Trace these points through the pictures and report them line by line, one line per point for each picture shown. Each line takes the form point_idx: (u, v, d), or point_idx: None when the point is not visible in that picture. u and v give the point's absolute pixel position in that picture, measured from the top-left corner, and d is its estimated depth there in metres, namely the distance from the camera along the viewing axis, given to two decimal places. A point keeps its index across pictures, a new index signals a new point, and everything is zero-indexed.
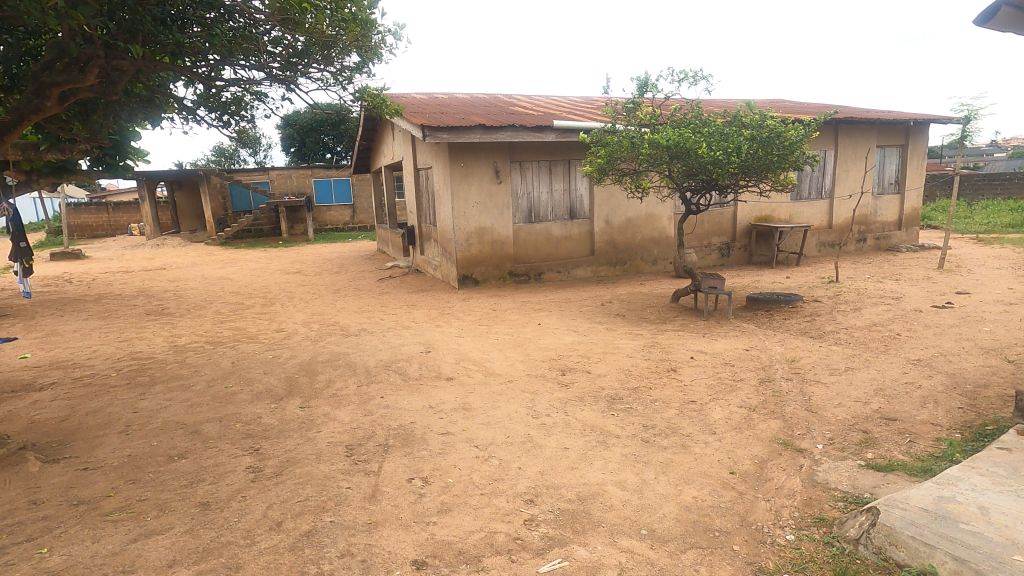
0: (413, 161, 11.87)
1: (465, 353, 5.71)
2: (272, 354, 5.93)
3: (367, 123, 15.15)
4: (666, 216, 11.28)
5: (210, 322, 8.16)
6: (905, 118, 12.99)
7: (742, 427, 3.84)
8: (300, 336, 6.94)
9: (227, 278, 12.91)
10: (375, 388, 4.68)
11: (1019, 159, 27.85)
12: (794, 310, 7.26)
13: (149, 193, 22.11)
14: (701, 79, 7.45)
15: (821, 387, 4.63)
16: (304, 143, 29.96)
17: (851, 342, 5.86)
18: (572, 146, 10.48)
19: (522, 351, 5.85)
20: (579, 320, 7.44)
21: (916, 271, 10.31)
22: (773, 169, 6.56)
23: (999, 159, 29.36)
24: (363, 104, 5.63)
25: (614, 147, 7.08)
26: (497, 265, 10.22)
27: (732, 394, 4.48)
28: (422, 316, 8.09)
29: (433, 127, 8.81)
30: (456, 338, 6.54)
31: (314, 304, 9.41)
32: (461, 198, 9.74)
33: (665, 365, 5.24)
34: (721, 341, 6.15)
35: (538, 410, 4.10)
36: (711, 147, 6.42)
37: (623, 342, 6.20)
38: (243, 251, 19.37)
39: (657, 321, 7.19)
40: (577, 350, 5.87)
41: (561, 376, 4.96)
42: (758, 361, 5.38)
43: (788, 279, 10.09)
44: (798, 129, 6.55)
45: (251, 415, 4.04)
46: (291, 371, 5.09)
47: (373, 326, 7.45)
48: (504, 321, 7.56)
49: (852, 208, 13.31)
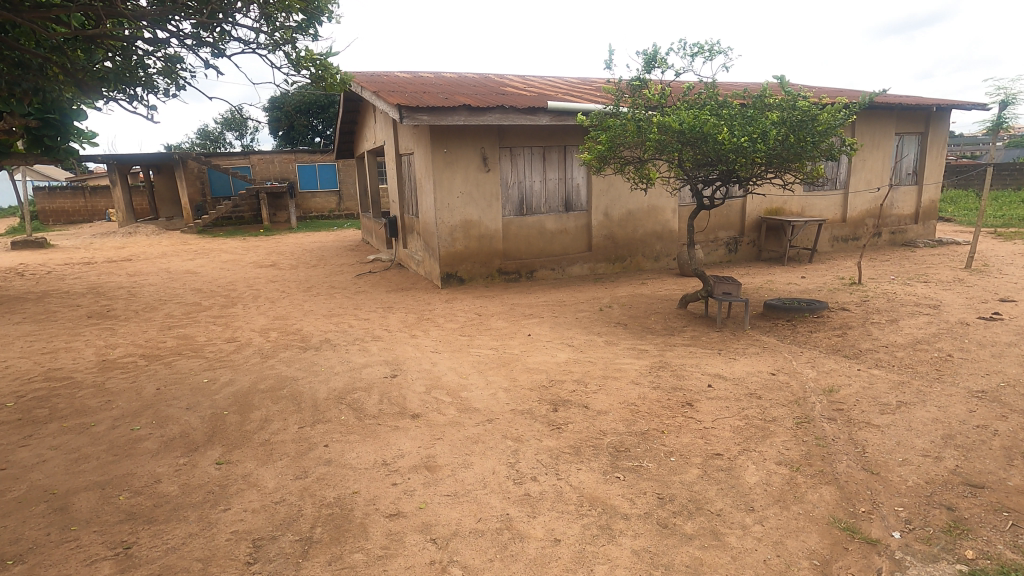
0: (395, 146, 10.86)
1: (437, 378, 4.78)
2: (210, 377, 4.96)
3: (348, 103, 14.06)
4: (669, 208, 10.34)
5: (156, 329, 7.16)
6: (927, 103, 12.05)
7: (787, 500, 2.93)
8: (251, 350, 5.97)
9: (193, 272, 11.85)
10: (319, 432, 3.74)
11: (1018, 149, 27.17)
12: (819, 320, 6.35)
13: (121, 177, 20.92)
14: (718, 53, 6.47)
15: (875, 433, 3.72)
16: (292, 126, 28.86)
17: (895, 365, 4.97)
18: (568, 130, 9.48)
19: (506, 375, 4.94)
20: (575, 330, 6.51)
21: (943, 271, 9.42)
22: (805, 159, 5.58)
23: (999, 148, 28.68)
24: (316, 78, 4.63)
25: (617, 132, 6.19)
26: (485, 263, 9.26)
27: (766, 443, 3.56)
28: (397, 323, 7.14)
29: (411, 108, 7.79)
30: (431, 354, 5.60)
31: (279, 307, 8.43)
32: (444, 187, 8.76)
33: (679, 398, 4.32)
34: (741, 362, 5.25)
35: (521, 470, 3.19)
36: (732, 132, 5.46)
37: (626, 361, 5.27)
38: (219, 240, 18.31)
39: (664, 333, 6.28)
40: (572, 372, 4.95)
41: (553, 414, 4.04)
42: (789, 391, 4.47)
43: (804, 280, 9.19)
44: (835, 113, 5.55)
45: (149, 478, 3.08)
46: (221, 404, 4.14)
47: (339, 336, 6.49)
48: (489, 331, 6.62)
49: (868, 200, 12.42)
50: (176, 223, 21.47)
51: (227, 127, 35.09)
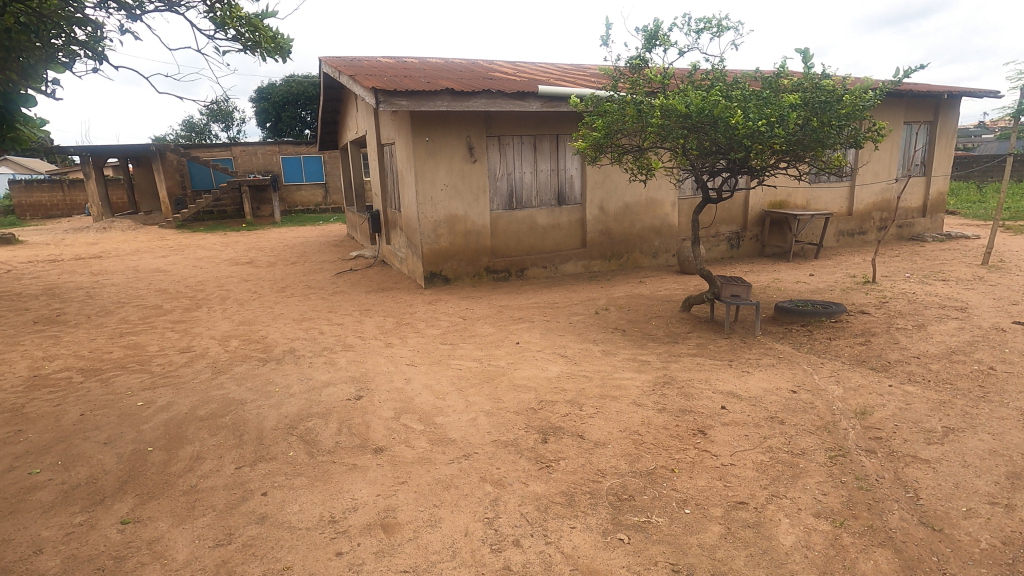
0: (377, 135, 10.17)
1: (410, 400, 4.14)
2: (148, 397, 4.29)
3: (329, 91, 13.30)
4: (669, 201, 9.71)
5: (105, 337, 6.46)
6: (937, 91, 11.47)
7: (835, 572, 2.33)
8: (203, 363, 5.30)
9: (162, 271, 11.11)
10: (259, 475, 3.09)
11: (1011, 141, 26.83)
12: (838, 325, 5.75)
13: (96, 170, 20.04)
14: (727, 29, 5.82)
15: (925, 470, 3.12)
16: (280, 118, 28.13)
17: (931, 381, 4.37)
18: (560, 117, 8.82)
19: (489, 394, 4.31)
20: (568, 337, 5.87)
21: (959, 268, 8.85)
22: (828, 147, 4.94)
23: (990, 141, 28.53)
24: (257, 48, 4.02)
25: (614, 117, 5.57)
26: (472, 261, 8.61)
27: (798, 486, 2.95)
28: (373, 329, 6.48)
29: (388, 92, 7.11)
30: (405, 368, 4.95)
31: (247, 310, 7.75)
32: (427, 180, 8.09)
33: (688, 424, 3.71)
34: (756, 376, 4.63)
35: (501, 531, 2.57)
36: (746, 115, 4.81)
37: (625, 377, 4.64)
38: (198, 236, 17.53)
39: (667, 340, 5.67)
40: (565, 391, 4.31)
41: (542, 447, 3.42)
42: (816, 415, 3.86)
43: (812, 278, 8.59)
44: (861, 93, 4.89)
45: (27, 548, 2.45)
46: (147, 436, 3.48)
47: (306, 345, 5.82)
48: (473, 338, 5.97)
49: (875, 192, 11.84)
50: (154, 218, 20.64)
51: (212, 118, 34.24)
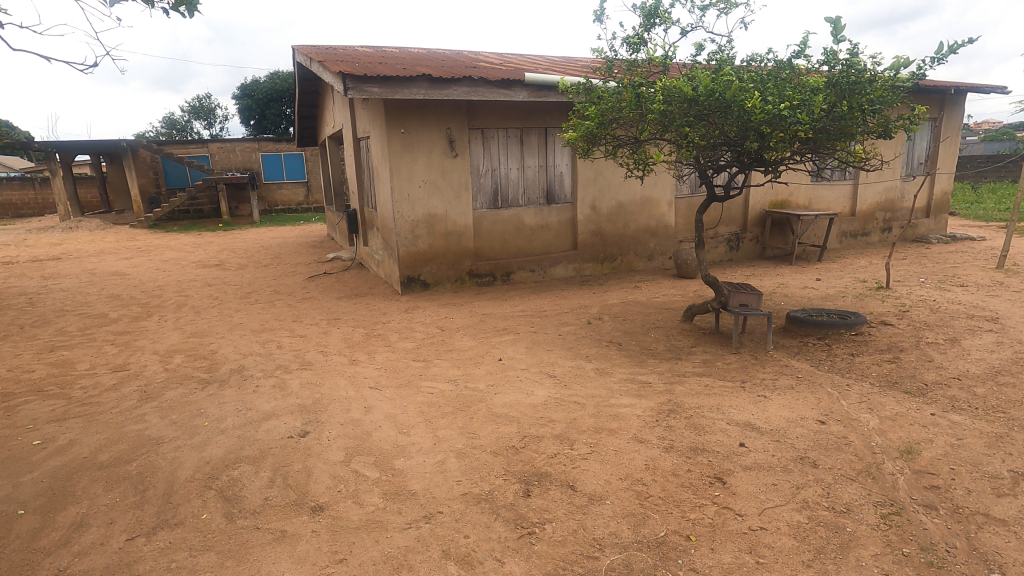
0: (352, 129, 9.43)
1: (365, 437, 3.43)
2: (49, 433, 3.55)
3: (304, 83, 12.54)
4: (666, 200, 9.07)
5: (33, 352, 5.68)
6: (944, 86, 10.91)
7: None
8: (135, 386, 4.56)
9: (120, 275, 10.27)
10: (155, 549, 2.39)
11: (996, 142, 26.77)
12: (859, 339, 5.12)
13: (65, 167, 19.10)
14: (736, 6, 5.17)
15: (1005, 537, 2.47)
16: (264, 115, 27.28)
17: (981, 408, 3.75)
18: (548, 109, 8.14)
19: (463, 427, 3.61)
20: (557, 352, 5.18)
21: (975, 272, 8.30)
22: (855, 136, 4.30)
23: (975, 142, 28.46)
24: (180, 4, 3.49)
25: (609, 104, 4.91)
26: (453, 264, 7.91)
27: (850, 563, 2.30)
28: (338, 343, 5.75)
29: (358, 78, 6.40)
30: (368, 392, 4.24)
31: (202, 319, 6.98)
32: (403, 176, 7.38)
33: (702, 469, 3.04)
34: (774, 402, 3.97)
35: None
36: (762, 99, 4.16)
37: (624, 403, 3.97)
38: (170, 236, 16.64)
39: (669, 356, 5.01)
40: (553, 423, 3.63)
41: (525, 503, 2.74)
42: (853, 454, 3.21)
43: (819, 283, 8.00)
44: (897, 74, 4.22)
45: None
46: (24, 492, 2.76)
47: (258, 363, 5.09)
48: (450, 354, 5.27)
49: (878, 191, 11.30)
50: (127, 218, 19.69)
51: (194, 115, 33.33)
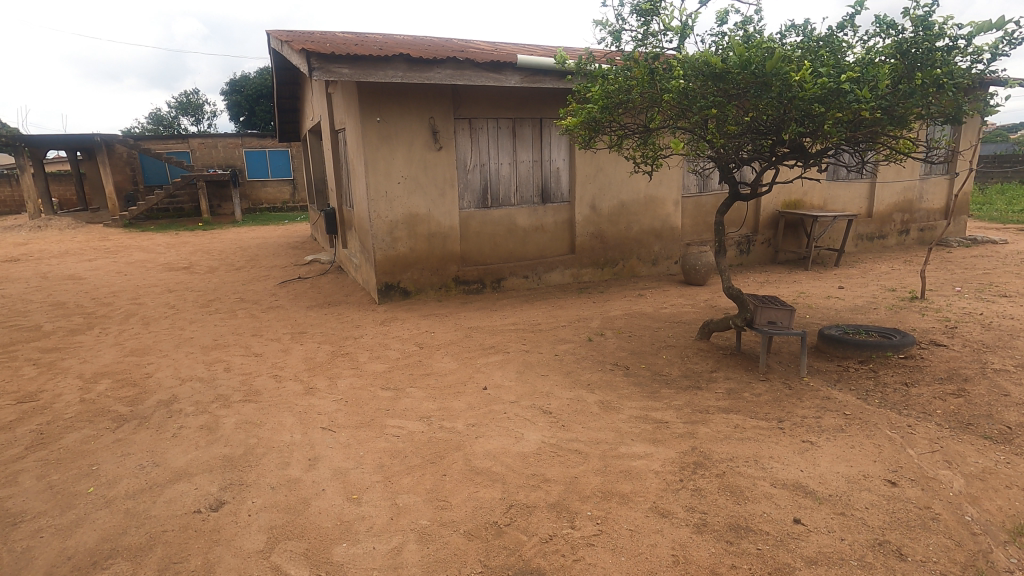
0: (328, 120, 8.56)
1: (300, 509, 2.60)
2: None
3: (282, 73, 11.64)
4: (672, 199, 8.27)
5: None
6: None
7: None
8: (32, 424, 3.69)
9: (73, 279, 9.32)
10: None
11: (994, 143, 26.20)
12: (911, 364, 4.31)
13: (34, 163, 18.04)
14: None
15: None
16: (252, 111, 26.35)
17: None
18: (543, 97, 7.32)
19: (430, 491, 2.77)
20: (553, 379, 4.35)
21: (1013, 279, 7.52)
22: (921, 119, 3.53)
23: None
24: None
25: (617, 84, 4.09)
26: (437, 269, 7.08)
27: None
28: (297, 365, 4.89)
29: (326, 57, 5.56)
30: (317, 435, 3.40)
31: (148, 333, 6.10)
32: (380, 171, 6.55)
33: (753, 565, 2.22)
34: (826, 452, 3.17)
35: None
36: (810, 73, 3.37)
37: (637, 453, 3.15)
38: (143, 236, 15.67)
39: (687, 385, 4.19)
40: (548, 485, 2.81)
41: None
42: (950, 538, 2.40)
43: (843, 292, 7.22)
44: (980, 45, 3.41)
45: None
46: None
47: (194, 392, 4.23)
48: (426, 381, 4.42)
49: (896, 190, 10.54)
50: (102, 217, 18.68)
51: (181, 111, 32.27)
